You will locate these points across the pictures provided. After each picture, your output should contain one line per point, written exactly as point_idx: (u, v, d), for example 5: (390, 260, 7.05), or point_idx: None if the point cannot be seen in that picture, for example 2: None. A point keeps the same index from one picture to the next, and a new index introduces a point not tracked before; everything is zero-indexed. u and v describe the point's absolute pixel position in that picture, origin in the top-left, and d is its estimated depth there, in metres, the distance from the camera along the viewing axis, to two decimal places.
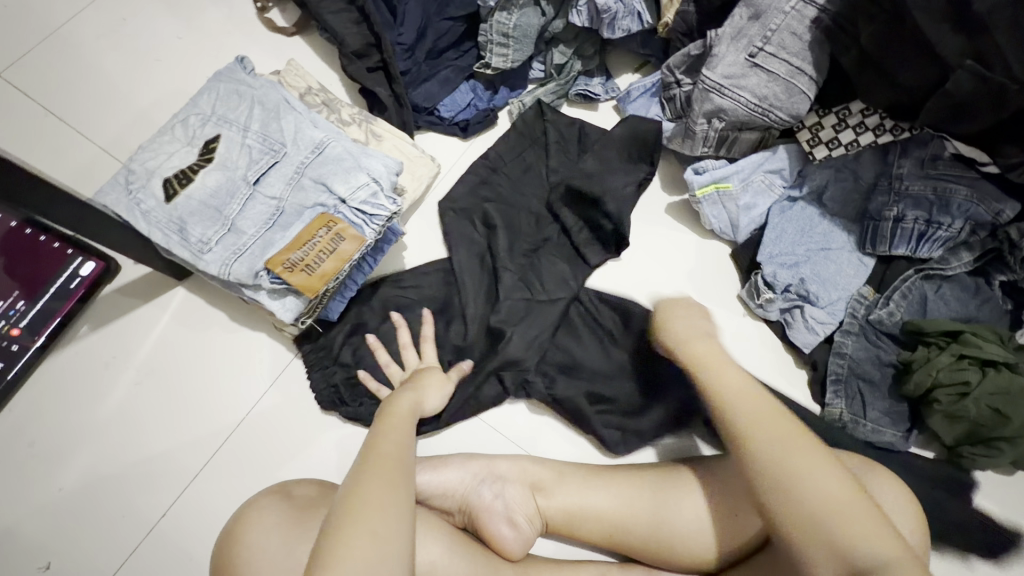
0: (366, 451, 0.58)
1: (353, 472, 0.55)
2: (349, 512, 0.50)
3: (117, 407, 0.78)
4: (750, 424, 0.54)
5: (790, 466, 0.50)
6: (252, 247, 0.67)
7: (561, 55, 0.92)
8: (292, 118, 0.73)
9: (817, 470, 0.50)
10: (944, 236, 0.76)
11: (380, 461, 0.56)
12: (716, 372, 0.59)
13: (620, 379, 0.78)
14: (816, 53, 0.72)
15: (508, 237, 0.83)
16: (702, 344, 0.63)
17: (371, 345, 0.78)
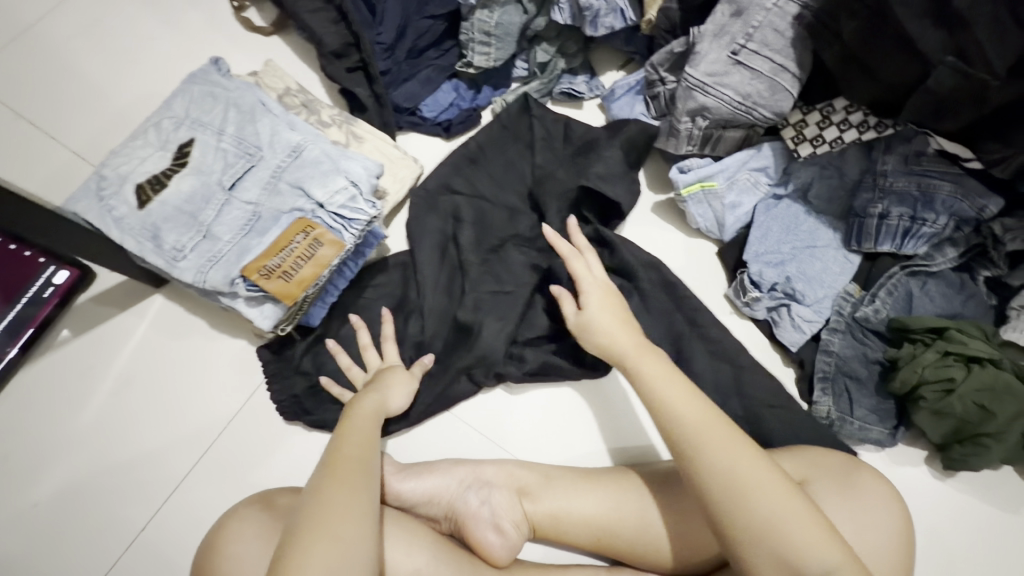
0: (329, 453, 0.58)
1: (316, 476, 0.55)
2: (309, 517, 0.50)
3: (94, 419, 0.76)
4: (696, 433, 0.55)
5: (737, 482, 0.52)
6: (228, 254, 0.65)
7: (544, 53, 0.91)
8: (267, 121, 0.71)
9: (758, 483, 0.52)
10: (928, 233, 0.76)
11: (341, 467, 0.55)
12: (658, 381, 0.60)
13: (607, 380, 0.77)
14: (798, 50, 0.71)
15: (493, 237, 0.82)
16: (639, 350, 0.63)
17: (337, 350, 0.75)
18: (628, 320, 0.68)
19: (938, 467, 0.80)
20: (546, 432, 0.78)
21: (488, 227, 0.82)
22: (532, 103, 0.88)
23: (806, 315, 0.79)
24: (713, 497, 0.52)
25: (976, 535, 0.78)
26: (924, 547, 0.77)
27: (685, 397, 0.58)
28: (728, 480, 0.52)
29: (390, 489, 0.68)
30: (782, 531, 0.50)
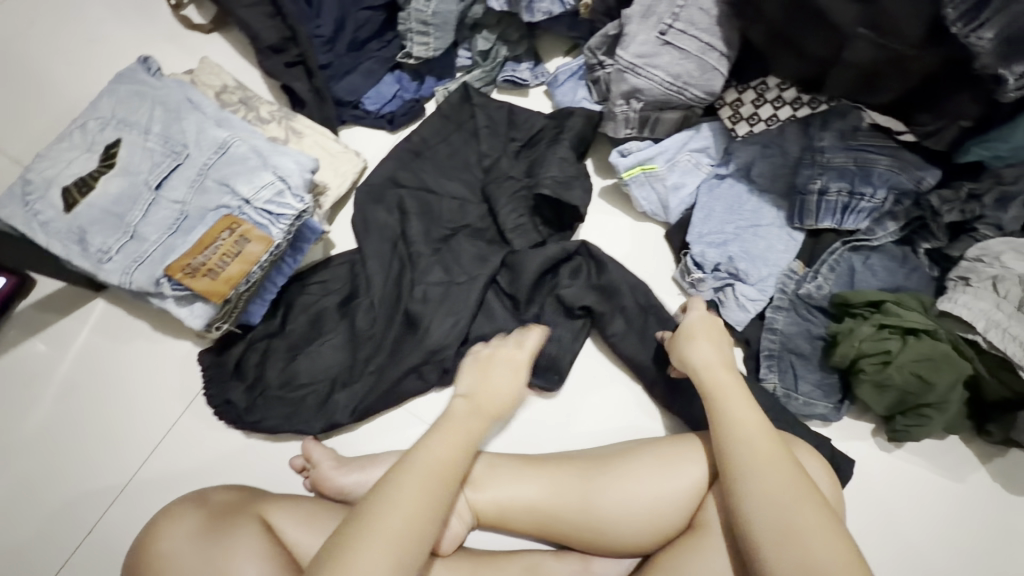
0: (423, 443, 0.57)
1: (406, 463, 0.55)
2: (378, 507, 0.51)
3: (38, 425, 0.75)
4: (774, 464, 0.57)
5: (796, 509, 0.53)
6: (154, 254, 0.65)
7: (485, 41, 0.91)
8: (194, 118, 0.70)
9: (817, 524, 0.52)
10: (868, 207, 0.77)
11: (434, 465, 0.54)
12: (734, 404, 0.62)
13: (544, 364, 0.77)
14: (724, 28, 0.71)
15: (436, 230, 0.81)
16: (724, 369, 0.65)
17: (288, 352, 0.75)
18: (718, 339, 0.69)
19: (884, 440, 0.81)
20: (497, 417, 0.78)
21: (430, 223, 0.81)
22: (473, 92, 0.87)
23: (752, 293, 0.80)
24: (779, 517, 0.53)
25: (922, 506, 0.78)
26: (871, 521, 0.78)
27: (760, 426, 0.60)
28: (785, 509, 0.53)
29: (334, 483, 0.68)
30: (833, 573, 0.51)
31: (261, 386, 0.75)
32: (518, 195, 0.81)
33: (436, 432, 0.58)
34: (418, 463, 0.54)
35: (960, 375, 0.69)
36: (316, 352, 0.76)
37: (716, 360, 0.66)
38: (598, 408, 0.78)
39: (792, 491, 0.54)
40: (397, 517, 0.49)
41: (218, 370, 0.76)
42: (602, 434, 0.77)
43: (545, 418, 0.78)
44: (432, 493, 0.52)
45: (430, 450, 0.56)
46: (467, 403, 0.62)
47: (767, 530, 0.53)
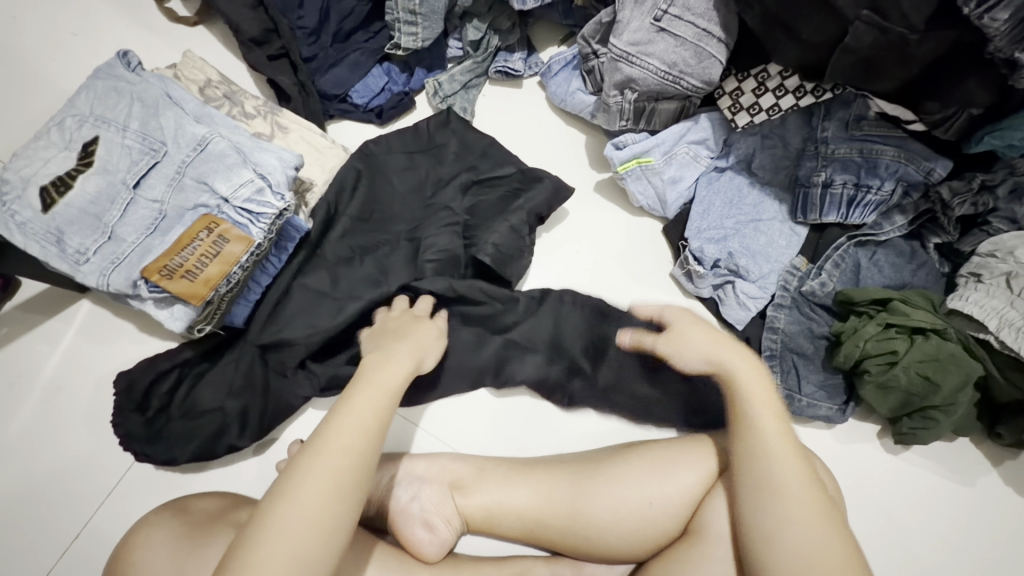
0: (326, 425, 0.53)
1: (303, 451, 0.52)
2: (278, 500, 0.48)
3: (23, 429, 0.74)
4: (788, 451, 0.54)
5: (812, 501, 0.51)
6: (131, 255, 0.63)
7: (475, 31, 0.87)
8: (172, 115, 0.68)
9: (836, 557, 0.48)
10: (874, 201, 0.73)
11: (339, 445, 0.51)
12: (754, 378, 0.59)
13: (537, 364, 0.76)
14: (721, 13, 0.68)
15: (433, 227, 0.77)
16: (755, 367, 0.59)
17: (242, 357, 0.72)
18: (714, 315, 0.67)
19: (890, 442, 0.78)
20: (489, 423, 0.75)
21: (428, 220, 0.78)
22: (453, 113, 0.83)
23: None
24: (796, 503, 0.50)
25: (928, 511, 0.76)
26: (878, 524, 0.75)
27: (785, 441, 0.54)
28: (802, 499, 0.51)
29: None
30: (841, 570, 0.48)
31: (212, 400, 0.71)
32: (451, 229, 0.77)
33: (351, 398, 0.56)
34: (335, 434, 0.52)
35: (969, 377, 0.66)
36: (217, 378, 0.72)
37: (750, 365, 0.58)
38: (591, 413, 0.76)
39: (814, 516, 0.50)
40: (309, 491, 0.48)
41: (124, 400, 0.70)
42: (574, 439, 0.75)
43: (537, 423, 0.75)
44: (337, 468, 0.50)
45: (339, 424, 0.53)
46: (376, 364, 0.61)
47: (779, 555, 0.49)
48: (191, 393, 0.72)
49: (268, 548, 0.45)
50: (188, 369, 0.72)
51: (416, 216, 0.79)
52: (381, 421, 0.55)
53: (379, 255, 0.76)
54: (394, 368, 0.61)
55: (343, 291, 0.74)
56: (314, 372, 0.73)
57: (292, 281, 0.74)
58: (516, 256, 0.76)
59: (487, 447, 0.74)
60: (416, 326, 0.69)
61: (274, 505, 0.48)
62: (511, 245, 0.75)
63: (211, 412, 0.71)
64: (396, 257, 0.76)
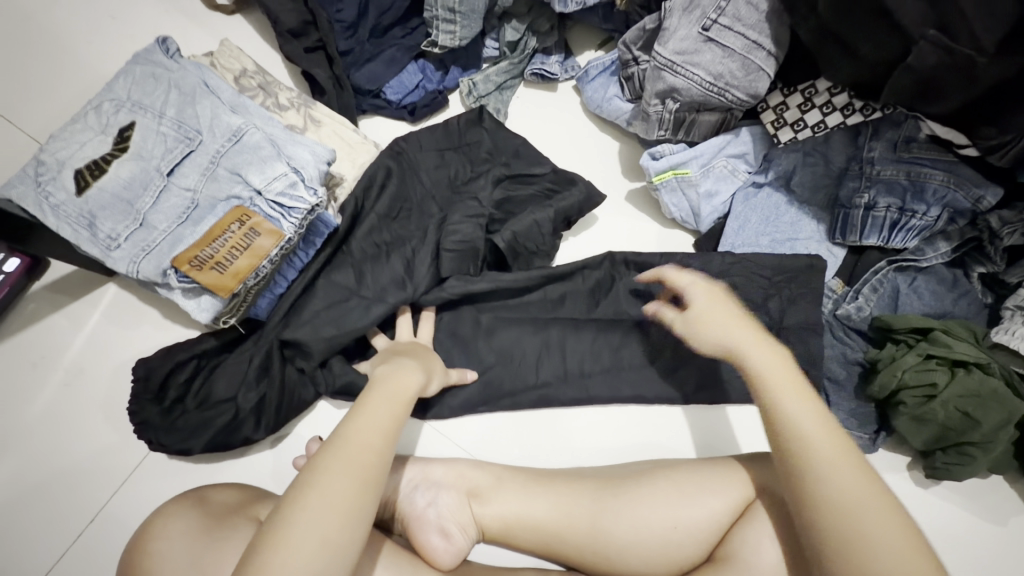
0: (341, 429, 0.53)
1: (317, 455, 0.51)
2: (300, 500, 0.47)
3: (47, 408, 0.75)
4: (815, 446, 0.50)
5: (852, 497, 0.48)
6: (162, 244, 0.62)
7: (514, 32, 0.86)
8: (208, 104, 0.68)
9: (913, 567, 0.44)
10: (918, 225, 0.71)
11: (358, 448, 0.51)
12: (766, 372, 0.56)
13: (548, 396, 0.73)
14: (773, 25, 0.66)
15: (459, 214, 0.76)
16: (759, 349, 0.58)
17: (261, 352, 0.71)
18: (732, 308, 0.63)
19: (921, 475, 0.75)
20: (508, 432, 0.74)
21: (455, 206, 0.77)
22: (486, 113, 0.83)
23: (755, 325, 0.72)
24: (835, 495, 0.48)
25: (969, 551, 0.71)
26: None
27: (817, 413, 0.52)
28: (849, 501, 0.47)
29: None
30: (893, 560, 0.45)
31: (231, 388, 0.71)
32: (475, 221, 0.75)
33: (364, 406, 0.56)
34: (351, 432, 0.53)
35: (1012, 415, 0.64)
36: (232, 369, 0.72)
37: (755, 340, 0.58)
38: (614, 419, 0.75)
39: (859, 490, 0.48)
40: (329, 480, 0.48)
41: (141, 387, 0.69)
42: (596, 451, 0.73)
43: (553, 433, 0.74)
44: (361, 469, 0.50)
45: (356, 424, 0.54)
46: (390, 372, 0.62)
47: (842, 541, 0.46)
48: (212, 384, 0.71)
49: (292, 555, 0.44)
50: (205, 361, 0.72)
51: (437, 214, 0.77)
52: (395, 425, 0.56)
53: (406, 250, 0.75)
54: (406, 375, 0.62)
55: (368, 291, 0.72)
56: (333, 374, 0.72)
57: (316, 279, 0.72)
58: (537, 252, 0.76)
59: (507, 455, 0.73)
60: (427, 352, 0.69)
61: (297, 495, 0.47)
62: (535, 238, 0.75)
63: (224, 403, 0.71)
64: (419, 258, 0.74)
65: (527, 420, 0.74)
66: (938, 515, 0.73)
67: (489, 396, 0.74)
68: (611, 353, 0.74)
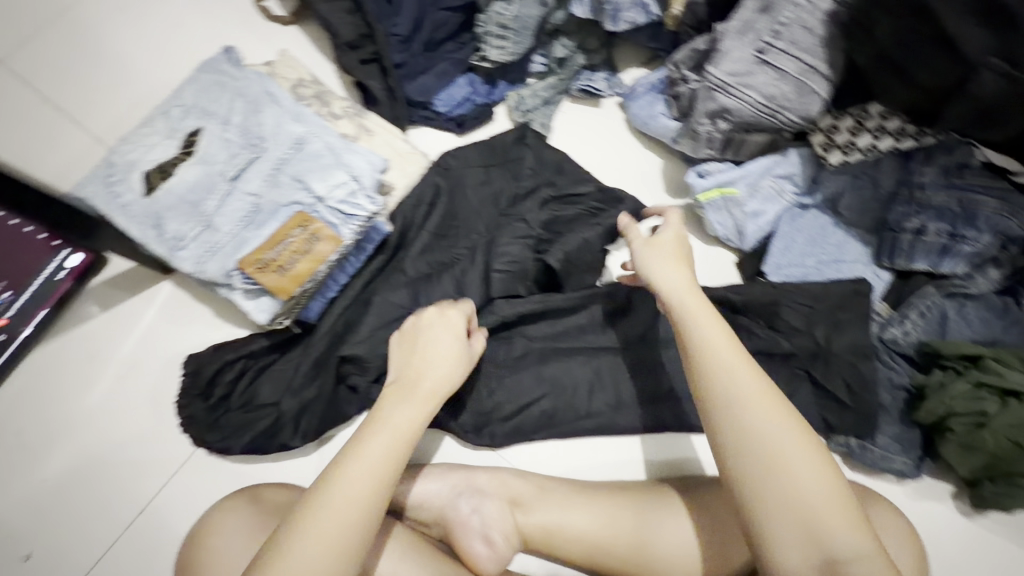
0: (331, 473, 0.49)
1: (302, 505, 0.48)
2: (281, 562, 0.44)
3: (102, 400, 0.77)
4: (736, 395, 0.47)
5: (770, 449, 0.45)
6: (226, 246, 0.65)
7: (563, 48, 0.88)
8: (273, 112, 0.71)
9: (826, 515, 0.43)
10: (969, 251, 0.70)
11: (345, 503, 0.47)
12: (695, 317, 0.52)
13: (605, 426, 0.74)
14: (829, 50, 0.67)
15: (507, 235, 0.77)
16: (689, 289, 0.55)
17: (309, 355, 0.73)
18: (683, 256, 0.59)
19: (966, 504, 0.73)
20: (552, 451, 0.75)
21: (502, 228, 0.78)
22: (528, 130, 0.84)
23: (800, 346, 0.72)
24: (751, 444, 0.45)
25: None
26: None
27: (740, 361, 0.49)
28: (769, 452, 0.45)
29: None
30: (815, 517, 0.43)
31: (274, 390, 0.72)
32: (524, 242, 0.77)
33: (362, 442, 0.51)
34: (344, 485, 0.48)
35: None
36: (278, 373, 0.73)
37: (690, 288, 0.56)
38: (655, 436, 0.75)
39: (781, 434, 0.45)
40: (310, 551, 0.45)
41: (191, 384, 0.72)
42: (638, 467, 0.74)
43: (596, 446, 0.75)
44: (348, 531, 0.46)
45: (352, 474, 0.49)
46: (397, 394, 0.57)
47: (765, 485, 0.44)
48: (256, 386, 0.72)
49: None
50: (253, 363, 0.73)
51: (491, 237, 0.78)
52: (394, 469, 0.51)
53: (455, 269, 0.76)
54: (414, 401, 0.56)
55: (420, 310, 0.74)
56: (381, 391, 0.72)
57: (365, 286, 0.75)
58: (584, 270, 0.78)
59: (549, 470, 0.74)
60: (435, 336, 0.63)
61: (279, 551, 0.45)
62: (586, 255, 0.77)
63: (266, 406, 0.72)
64: (470, 279, 0.76)
65: (566, 432, 0.74)
66: (987, 547, 0.71)
67: (545, 425, 0.74)
68: (652, 371, 0.75)
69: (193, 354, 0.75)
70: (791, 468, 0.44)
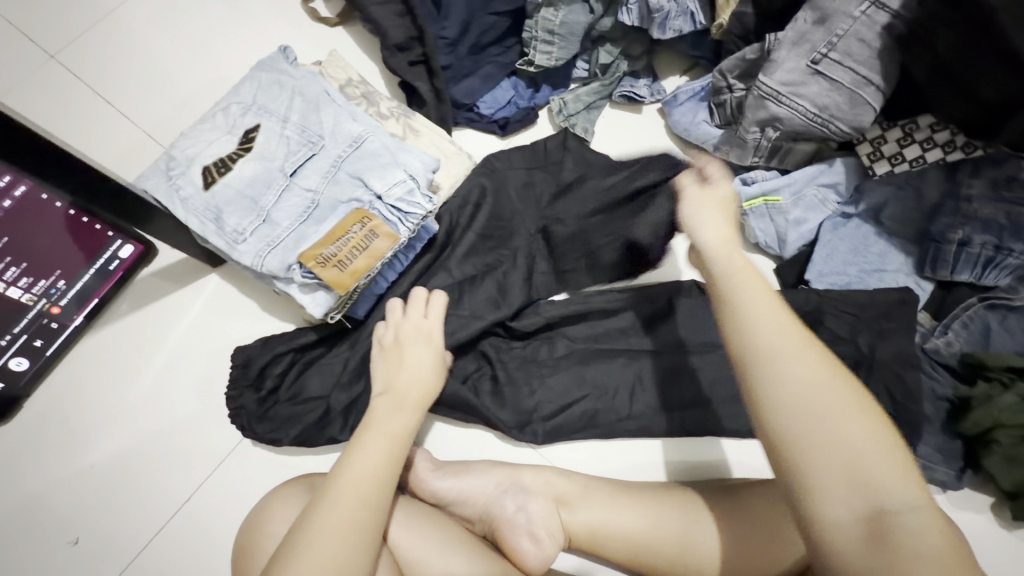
0: (334, 474, 0.54)
1: (311, 504, 0.52)
2: (295, 546, 0.48)
3: (148, 390, 0.78)
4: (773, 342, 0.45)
5: (809, 391, 0.42)
6: (286, 240, 0.66)
7: (608, 55, 0.89)
8: (331, 111, 0.72)
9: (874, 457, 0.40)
10: (1013, 264, 0.70)
11: (349, 491, 0.52)
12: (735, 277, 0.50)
13: (647, 428, 0.74)
14: (884, 62, 0.67)
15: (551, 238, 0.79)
16: (729, 249, 0.53)
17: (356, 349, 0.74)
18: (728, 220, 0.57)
19: (1006, 516, 0.73)
20: (593, 451, 0.77)
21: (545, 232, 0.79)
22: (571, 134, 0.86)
23: (844, 354, 0.72)
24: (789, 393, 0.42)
25: None
26: None
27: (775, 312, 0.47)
28: (814, 397, 0.42)
29: (428, 485, 0.69)
30: (868, 460, 0.40)
31: (319, 381, 0.74)
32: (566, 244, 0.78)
33: (360, 446, 0.57)
34: (345, 487, 0.53)
35: None
36: (326, 367, 0.74)
37: (728, 245, 0.54)
38: (695, 440, 0.76)
39: (822, 380, 0.43)
40: (319, 544, 0.48)
41: (241, 374, 0.74)
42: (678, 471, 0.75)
43: (635, 448, 0.76)
44: (355, 514, 0.51)
45: (352, 475, 0.54)
46: (391, 407, 0.62)
47: (807, 431, 0.41)
48: (305, 379, 0.74)
49: None
50: (301, 356, 0.75)
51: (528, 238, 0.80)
52: (392, 465, 0.56)
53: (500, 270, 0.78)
54: (403, 413, 0.62)
55: (465, 311, 0.75)
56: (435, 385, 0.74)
57: (413, 282, 0.77)
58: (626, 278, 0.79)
59: (588, 466, 0.76)
60: (417, 346, 0.69)
61: (293, 543, 0.48)
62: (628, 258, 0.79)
63: (314, 401, 0.73)
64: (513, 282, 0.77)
65: (607, 433, 0.75)
66: None
67: (587, 424, 0.75)
68: (694, 376, 0.75)
69: (242, 346, 0.76)
70: (834, 415, 0.41)
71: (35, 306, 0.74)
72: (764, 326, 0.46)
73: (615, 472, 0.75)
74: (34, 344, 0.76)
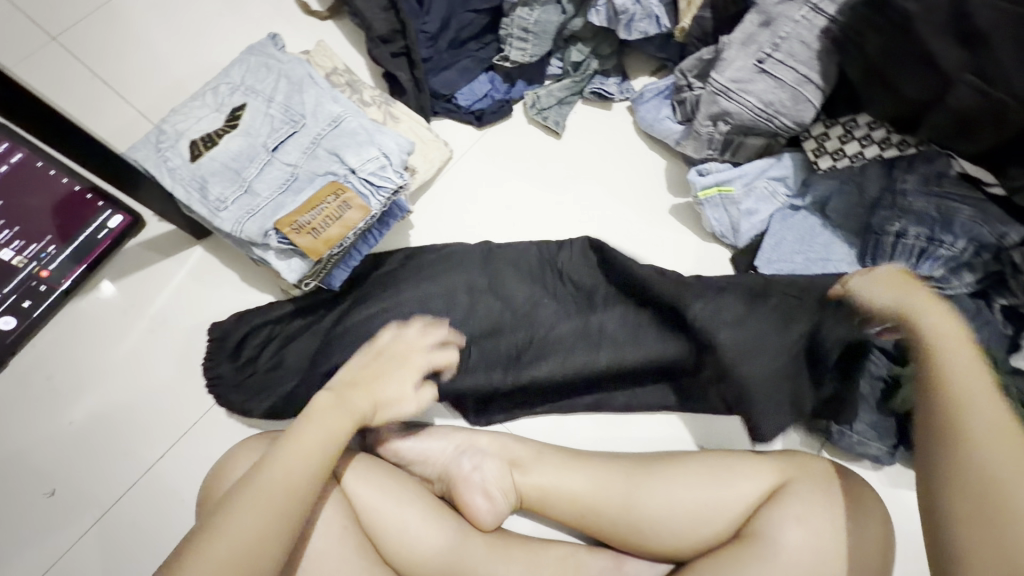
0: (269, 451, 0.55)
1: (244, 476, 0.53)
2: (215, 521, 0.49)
3: (130, 352, 0.82)
4: (986, 458, 0.46)
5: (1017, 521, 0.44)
6: (265, 209, 0.71)
7: (579, 54, 0.95)
8: (314, 93, 0.77)
9: None
10: (945, 255, 0.74)
11: (277, 474, 0.53)
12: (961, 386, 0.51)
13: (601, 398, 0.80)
14: (823, 62, 0.73)
15: None
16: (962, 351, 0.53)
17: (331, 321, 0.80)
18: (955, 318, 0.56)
19: None
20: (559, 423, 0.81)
21: None
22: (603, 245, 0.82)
23: None
24: (988, 513, 0.45)
25: None
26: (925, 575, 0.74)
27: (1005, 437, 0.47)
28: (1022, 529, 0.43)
29: (392, 445, 0.73)
30: None
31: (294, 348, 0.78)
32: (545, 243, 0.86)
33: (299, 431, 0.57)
34: (273, 468, 0.53)
35: None
36: (304, 339, 0.79)
37: (962, 351, 0.53)
38: (649, 414, 0.81)
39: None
40: (238, 519, 0.49)
41: (217, 346, 0.78)
42: (637, 440, 0.80)
43: (590, 421, 0.81)
44: (279, 495, 0.51)
45: (282, 461, 0.53)
46: (328, 404, 0.60)
47: (972, 478, 0.46)
48: (286, 348, 0.79)
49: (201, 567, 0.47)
50: (278, 326, 0.80)
51: (548, 299, 0.82)
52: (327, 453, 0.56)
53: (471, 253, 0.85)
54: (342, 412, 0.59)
55: (442, 287, 0.81)
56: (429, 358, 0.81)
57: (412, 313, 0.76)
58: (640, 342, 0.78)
59: (552, 437, 0.80)
60: (398, 369, 0.67)
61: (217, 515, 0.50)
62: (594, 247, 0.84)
63: (290, 366, 0.78)
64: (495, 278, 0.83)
65: (572, 401, 0.81)
66: None
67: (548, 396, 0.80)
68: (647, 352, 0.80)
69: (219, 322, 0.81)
70: None
71: (25, 268, 0.77)
72: (983, 449, 0.47)
73: (580, 443, 0.80)
74: (22, 304, 0.77)
